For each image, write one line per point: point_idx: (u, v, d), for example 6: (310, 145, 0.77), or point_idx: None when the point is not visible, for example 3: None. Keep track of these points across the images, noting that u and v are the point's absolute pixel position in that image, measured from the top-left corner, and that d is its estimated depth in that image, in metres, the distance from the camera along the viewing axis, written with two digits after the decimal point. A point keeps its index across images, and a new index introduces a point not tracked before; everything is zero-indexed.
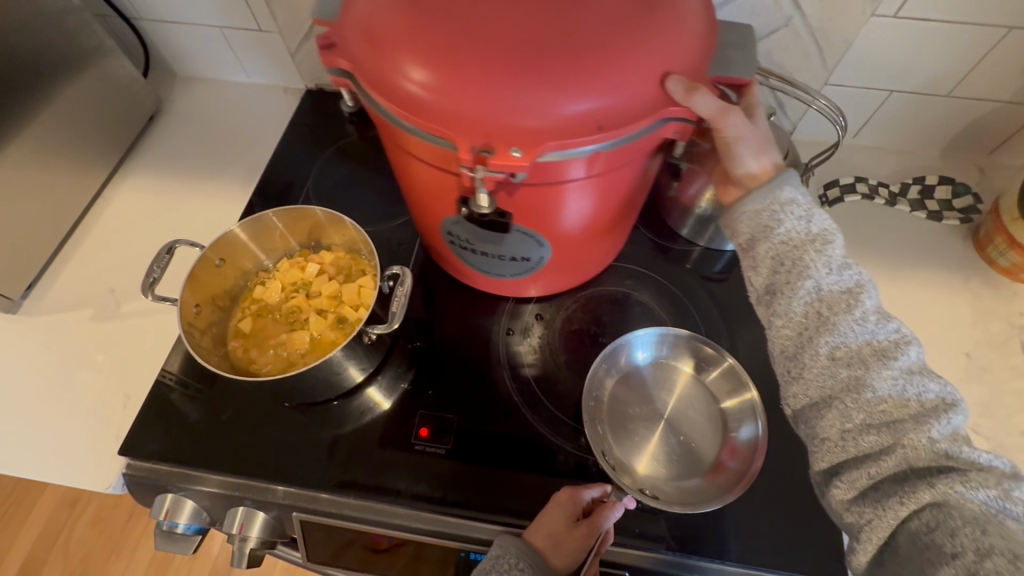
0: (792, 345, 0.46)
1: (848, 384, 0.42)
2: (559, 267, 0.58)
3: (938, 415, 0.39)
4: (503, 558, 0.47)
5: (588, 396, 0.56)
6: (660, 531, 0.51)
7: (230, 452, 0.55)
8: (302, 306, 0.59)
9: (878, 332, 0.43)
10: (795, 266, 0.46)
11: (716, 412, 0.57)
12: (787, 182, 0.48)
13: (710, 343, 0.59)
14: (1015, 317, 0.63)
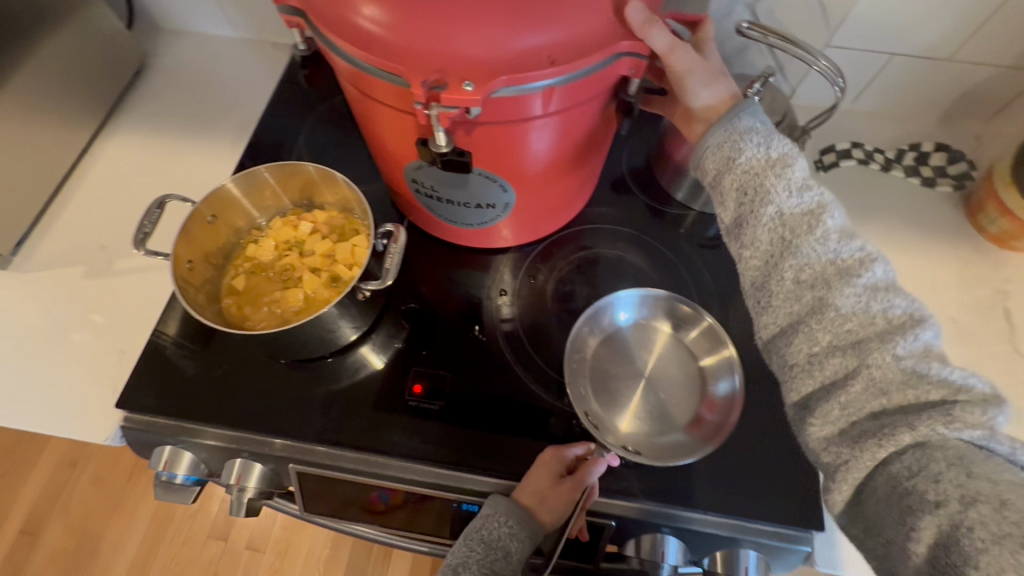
0: (760, 275, 0.46)
1: (813, 308, 0.43)
2: (524, 217, 0.58)
3: (905, 331, 0.40)
4: (493, 517, 0.50)
5: (569, 349, 0.57)
6: (647, 484, 0.53)
7: (226, 407, 0.56)
8: (296, 265, 0.59)
9: (841, 251, 0.43)
10: (759, 194, 0.46)
11: (693, 372, 0.58)
12: (746, 112, 0.49)
13: (687, 302, 0.60)
14: (1000, 284, 0.64)
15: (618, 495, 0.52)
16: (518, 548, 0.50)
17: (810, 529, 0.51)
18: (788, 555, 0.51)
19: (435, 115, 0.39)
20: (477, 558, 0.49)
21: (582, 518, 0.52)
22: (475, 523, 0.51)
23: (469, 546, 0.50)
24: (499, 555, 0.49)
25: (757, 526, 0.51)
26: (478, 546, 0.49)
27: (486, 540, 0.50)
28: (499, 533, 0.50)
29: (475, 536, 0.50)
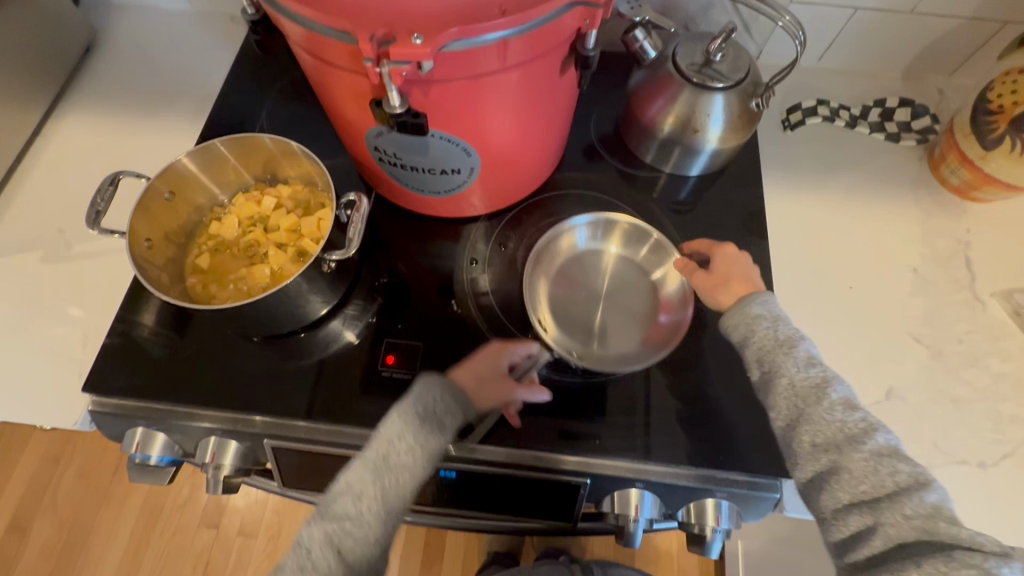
0: (783, 431, 0.48)
1: (830, 469, 0.44)
2: (492, 182, 0.58)
3: (914, 494, 0.41)
4: (430, 397, 0.49)
5: (529, 270, 0.61)
6: (620, 443, 0.53)
7: (197, 386, 0.55)
8: (261, 241, 0.58)
9: (848, 418, 0.45)
10: (772, 368, 0.49)
11: (651, 285, 0.62)
12: (756, 300, 0.53)
13: (628, 222, 0.63)
14: (961, 234, 0.65)
15: (591, 453, 0.52)
16: (449, 420, 0.50)
17: (778, 477, 0.52)
18: (758, 503, 0.52)
19: (386, 72, 0.37)
20: (407, 434, 0.48)
21: (556, 478, 0.52)
22: (399, 404, 0.50)
23: (398, 425, 0.49)
24: (430, 429, 0.49)
25: (726, 475, 0.53)
26: (407, 424, 0.48)
27: (421, 416, 0.49)
28: (428, 410, 0.49)
29: (407, 412, 0.49)
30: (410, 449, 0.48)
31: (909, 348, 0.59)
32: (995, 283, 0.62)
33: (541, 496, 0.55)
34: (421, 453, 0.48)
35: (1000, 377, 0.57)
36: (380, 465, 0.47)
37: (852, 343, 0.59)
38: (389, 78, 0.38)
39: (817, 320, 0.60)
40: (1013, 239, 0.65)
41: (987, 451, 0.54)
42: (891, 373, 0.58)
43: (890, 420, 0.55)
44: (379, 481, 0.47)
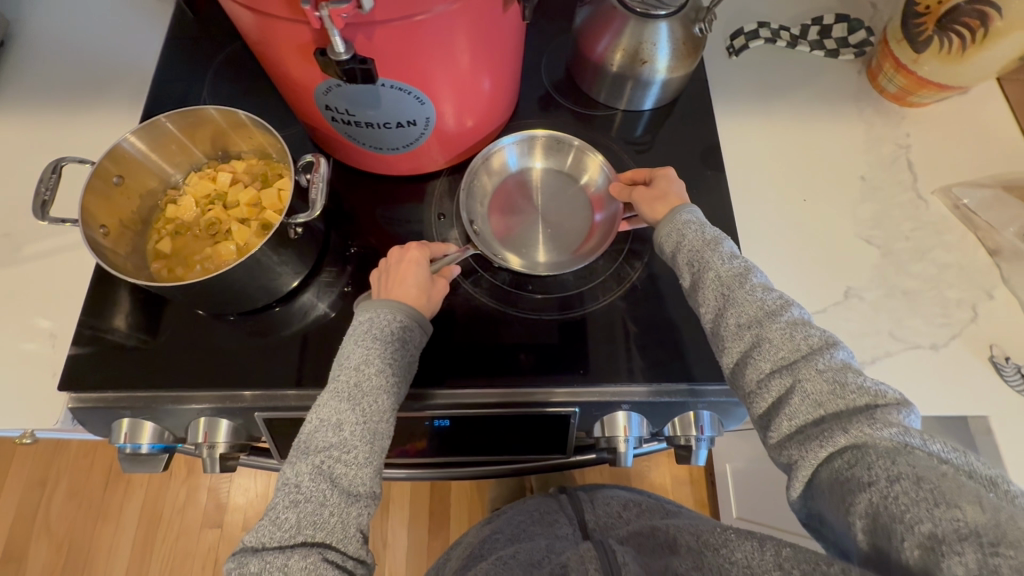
0: (712, 321, 0.49)
1: (753, 344, 0.46)
2: (449, 132, 0.58)
3: (826, 354, 0.44)
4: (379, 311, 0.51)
5: (465, 192, 0.61)
6: (603, 370, 0.55)
7: (178, 370, 0.55)
8: (222, 218, 0.57)
9: (767, 298, 0.48)
10: (701, 264, 0.51)
11: (580, 190, 0.63)
12: (686, 208, 0.55)
13: (547, 134, 0.63)
14: (902, 138, 0.68)
15: (577, 383, 0.54)
16: (408, 337, 0.51)
17: None
18: (736, 408, 0.56)
19: (326, 15, 0.37)
20: (370, 357, 0.49)
21: (545, 411, 0.54)
22: (356, 337, 0.50)
23: (359, 352, 0.49)
24: (390, 348, 0.50)
25: (706, 388, 0.55)
26: (366, 348, 0.49)
27: (379, 336, 0.50)
28: (383, 331, 0.50)
29: (366, 335, 0.50)
30: (378, 372, 0.48)
31: (862, 250, 0.62)
32: (935, 181, 0.66)
33: (533, 432, 0.57)
34: (391, 373, 0.49)
35: (945, 267, 0.62)
36: (352, 393, 0.47)
37: (811, 252, 0.62)
38: (331, 22, 0.37)
39: (777, 234, 0.63)
40: (949, 139, 0.68)
41: (938, 333, 0.58)
42: (848, 274, 0.61)
43: (850, 318, 0.59)
44: (356, 406, 0.47)
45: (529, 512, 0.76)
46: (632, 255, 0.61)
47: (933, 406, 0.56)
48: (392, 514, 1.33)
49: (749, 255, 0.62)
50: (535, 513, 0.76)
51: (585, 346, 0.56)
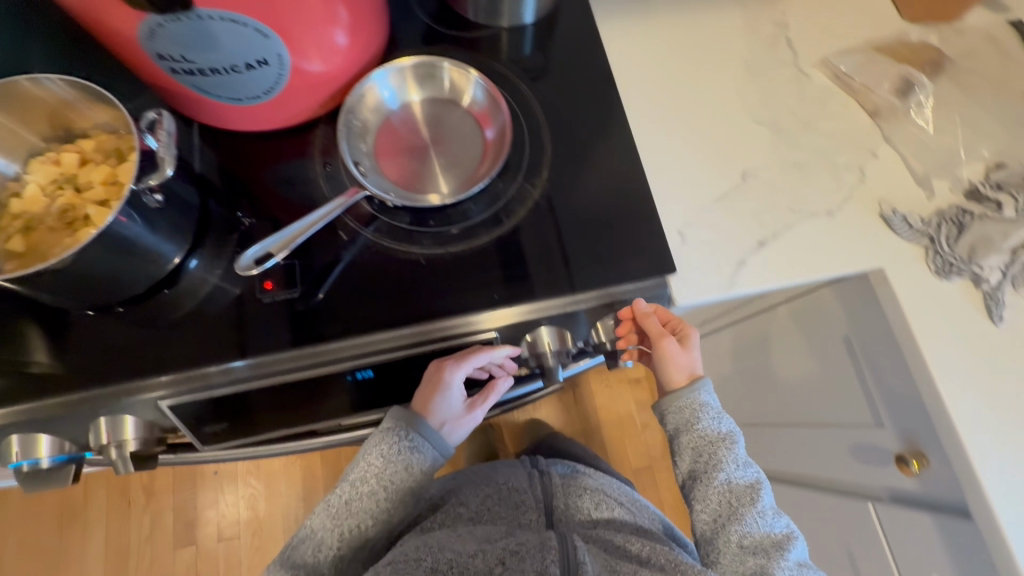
0: (710, 526, 0.61)
1: (758, 569, 0.58)
2: (314, 70, 0.53)
3: (795, 560, 0.59)
4: (393, 427, 0.60)
5: (345, 136, 0.57)
6: (517, 288, 0.54)
7: (63, 374, 0.50)
8: (77, 203, 0.51)
9: (774, 524, 0.60)
10: (714, 466, 0.61)
11: (464, 111, 0.60)
12: (704, 390, 0.61)
13: (415, 61, 0.59)
14: (779, 18, 0.69)
15: (491, 306, 0.54)
16: (422, 445, 0.60)
17: (663, 272, 0.56)
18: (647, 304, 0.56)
19: None
20: (391, 492, 0.61)
21: (464, 337, 0.54)
22: (373, 441, 0.62)
23: (377, 484, 0.60)
24: (399, 467, 0.60)
25: (619, 287, 0.55)
26: (380, 467, 0.60)
27: (385, 455, 0.60)
28: (398, 443, 0.60)
29: (374, 451, 0.60)
30: (392, 501, 0.62)
31: (754, 132, 0.63)
32: (813, 55, 0.67)
33: (458, 365, 0.57)
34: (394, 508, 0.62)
35: (832, 135, 0.63)
36: (351, 496, 0.61)
37: (704, 142, 0.63)
38: None
39: (671, 130, 0.63)
40: (822, 12, 0.69)
41: (831, 199, 0.60)
42: (742, 157, 0.62)
43: (748, 199, 0.60)
44: (347, 518, 0.61)
45: (501, 484, 0.78)
46: (531, 172, 0.59)
47: (834, 268, 0.58)
48: None
49: (647, 155, 0.61)
50: (507, 485, 0.77)
51: (494, 270, 0.55)
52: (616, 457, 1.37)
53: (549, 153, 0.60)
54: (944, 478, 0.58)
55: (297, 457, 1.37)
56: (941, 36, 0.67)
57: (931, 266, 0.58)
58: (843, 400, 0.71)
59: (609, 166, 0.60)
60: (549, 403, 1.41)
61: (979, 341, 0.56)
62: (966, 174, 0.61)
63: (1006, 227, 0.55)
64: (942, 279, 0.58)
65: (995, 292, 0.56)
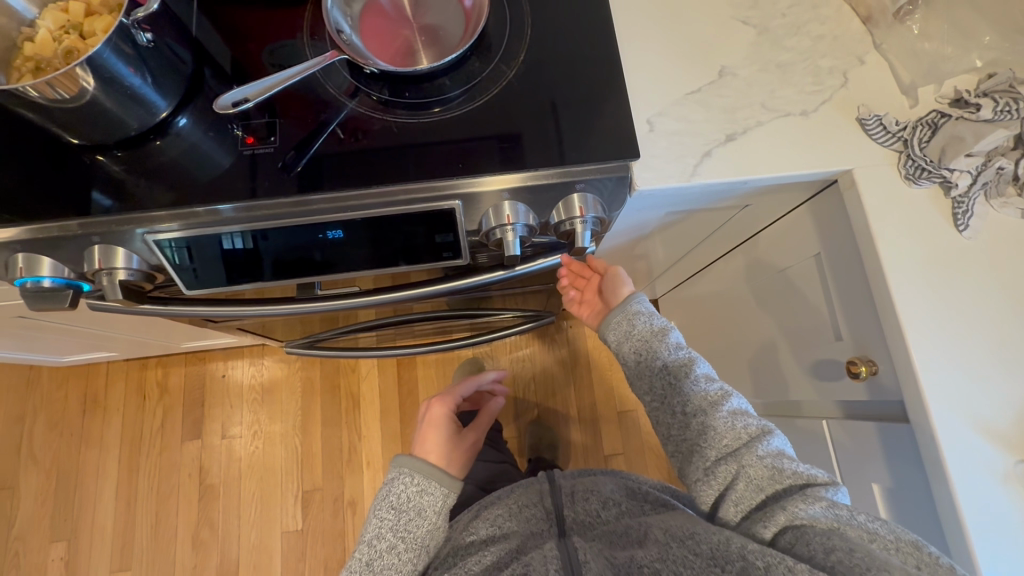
0: (656, 401, 0.64)
1: (704, 433, 0.59)
2: None
3: (739, 416, 0.59)
4: (400, 474, 0.66)
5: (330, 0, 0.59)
6: (483, 159, 0.57)
7: (59, 200, 0.56)
8: (79, 46, 0.55)
9: (710, 387, 0.61)
10: (650, 354, 0.64)
11: None
12: (637, 301, 0.66)
13: None
14: None
15: (457, 175, 0.56)
16: (428, 487, 0.65)
17: (626, 155, 0.57)
18: (606, 186, 0.58)
19: None
20: (410, 542, 0.63)
21: (429, 202, 0.56)
22: (383, 500, 0.66)
23: (395, 537, 0.63)
24: (414, 514, 0.64)
25: (581, 166, 0.57)
26: (393, 518, 0.64)
27: (396, 506, 0.64)
28: (407, 487, 0.66)
29: (386, 506, 0.65)
30: (414, 553, 0.63)
31: (737, 31, 0.63)
32: None
33: (421, 234, 0.59)
34: (404, 547, 0.63)
35: (819, 39, 0.63)
36: (367, 564, 0.62)
37: (685, 39, 0.63)
38: None
39: (654, 25, 0.64)
40: None
41: (808, 100, 0.60)
42: (721, 55, 0.62)
43: (723, 95, 0.60)
44: None
45: (509, 496, 0.72)
46: (507, 56, 0.62)
47: (802, 166, 0.58)
48: (365, 410, 1.41)
49: (625, 47, 0.63)
50: (515, 498, 0.71)
51: (461, 143, 0.58)
52: (603, 397, 1.40)
53: (528, 39, 0.62)
54: (893, 383, 0.59)
55: (298, 369, 1.44)
56: None
57: (902, 171, 0.58)
58: (808, 319, 0.72)
59: (586, 55, 0.61)
60: (542, 340, 1.44)
61: (941, 247, 0.56)
62: (954, 83, 0.59)
63: (981, 129, 0.55)
64: (911, 184, 0.58)
65: (964, 198, 0.56)
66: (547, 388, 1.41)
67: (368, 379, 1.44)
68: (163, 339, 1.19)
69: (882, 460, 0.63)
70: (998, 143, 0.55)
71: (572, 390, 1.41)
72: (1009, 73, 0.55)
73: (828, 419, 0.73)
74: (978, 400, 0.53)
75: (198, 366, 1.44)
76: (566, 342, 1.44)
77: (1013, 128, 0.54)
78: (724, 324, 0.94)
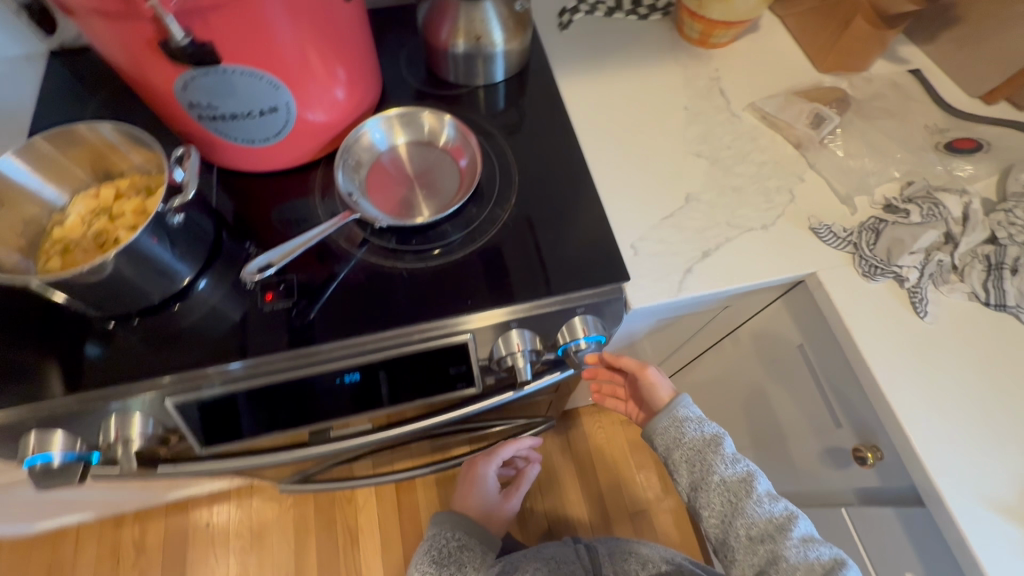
0: (719, 523, 0.63)
1: (771, 559, 0.58)
2: (310, 117, 0.63)
3: (811, 542, 0.58)
4: (437, 527, 0.80)
5: (342, 172, 0.67)
6: (490, 293, 0.62)
7: (83, 374, 0.57)
8: (111, 228, 0.60)
9: (773, 509, 0.61)
10: (705, 465, 0.64)
11: (441, 151, 0.71)
12: (682, 404, 0.67)
13: (401, 112, 0.70)
14: (713, 74, 0.81)
15: (466, 311, 0.61)
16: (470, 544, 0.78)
17: (617, 277, 0.63)
18: (608, 307, 0.64)
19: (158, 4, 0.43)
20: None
21: (443, 340, 0.60)
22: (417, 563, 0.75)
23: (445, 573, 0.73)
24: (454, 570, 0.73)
25: (580, 292, 0.62)
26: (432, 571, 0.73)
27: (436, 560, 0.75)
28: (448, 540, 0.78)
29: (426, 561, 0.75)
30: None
31: (694, 163, 0.73)
32: (743, 101, 0.79)
33: (436, 369, 0.62)
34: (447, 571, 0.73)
35: (762, 164, 0.73)
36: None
37: (650, 174, 0.73)
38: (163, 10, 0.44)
39: (623, 164, 0.73)
40: (749, 66, 0.82)
41: (765, 217, 0.69)
42: (683, 184, 0.72)
43: (692, 218, 0.69)
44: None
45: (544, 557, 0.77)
46: (500, 199, 0.69)
47: (772, 273, 0.65)
48: (365, 545, 1.32)
49: (602, 185, 0.72)
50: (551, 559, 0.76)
51: (469, 280, 0.63)
52: (611, 498, 1.36)
53: (517, 184, 0.71)
54: (901, 469, 0.61)
55: (290, 507, 1.36)
56: (850, 82, 0.79)
57: (859, 270, 0.65)
58: (807, 405, 0.75)
59: (569, 194, 0.70)
60: (543, 446, 1.41)
61: (911, 332, 0.63)
62: (881, 192, 0.70)
63: (915, 231, 0.64)
64: (869, 281, 0.65)
65: (916, 289, 0.64)
66: (555, 497, 1.37)
67: (367, 508, 1.37)
68: (147, 491, 1.12)
69: (907, 544, 0.64)
70: (932, 241, 0.64)
71: (580, 496, 1.36)
72: (923, 183, 0.68)
73: (847, 506, 0.74)
74: (980, 476, 0.56)
75: (180, 516, 1.34)
76: (568, 445, 1.42)
77: (941, 227, 0.65)
78: (725, 414, 0.97)
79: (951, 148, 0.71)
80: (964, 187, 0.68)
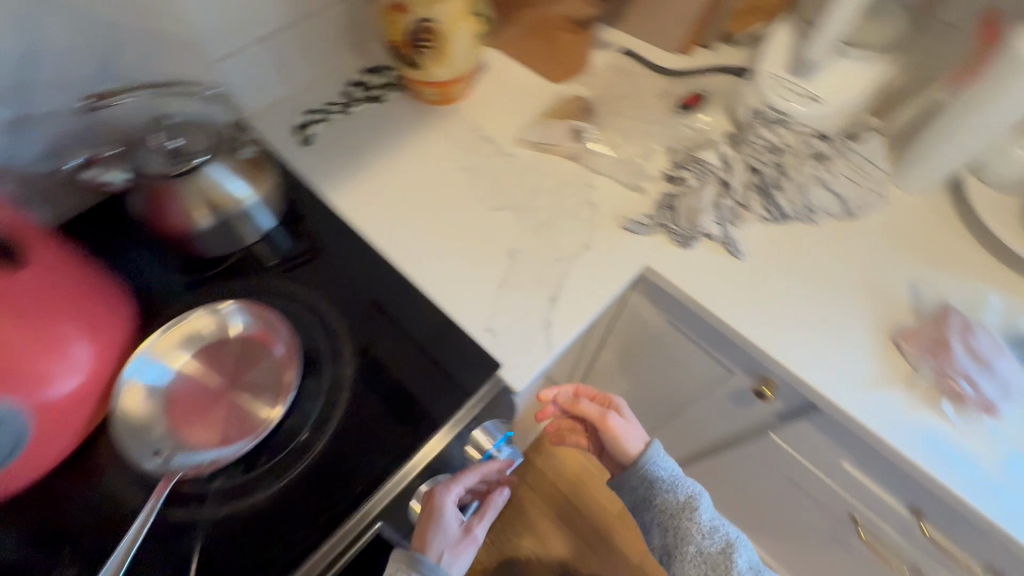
0: (666, 551, 0.72)
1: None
2: (49, 406, 0.48)
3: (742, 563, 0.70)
4: None
5: (134, 435, 0.54)
6: (379, 465, 0.54)
7: None
8: None
9: (717, 541, 0.71)
10: (667, 509, 0.71)
11: (240, 338, 0.60)
12: (654, 453, 0.71)
13: (169, 328, 0.59)
14: (470, 125, 0.82)
15: (363, 500, 0.52)
16: None
17: (489, 368, 0.60)
18: (498, 400, 0.61)
19: None
20: None
21: (354, 542, 0.52)
22: None
23: None
24: None
25: (462, 408, 0.58)
26: None
27: None
28: None
29: None
30: None
31: (498, 218, 0.73)
32: (509, 139, 0.81)
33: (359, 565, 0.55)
34: None
35: (555, 190, 0.76)
36: None
37: (466, 249, 0.70)
38: None
39: (436, 253, 0.70)
40: (496, 105, 0.84)
41: (583, 237, 0.71)
42: (500, 244, 0.71)
43: (524, 272, 0.68)
44: None
45: None
46: (335, 353, 0.60)
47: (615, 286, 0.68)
48: None
49: (428, 284, 0.67)
50: None
51: (348, 461, 0.54)
52: (592, 516, 1.35)
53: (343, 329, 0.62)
54: (792, 389, 0.68)
55: None
56: (582, 84, 0.86)
57: (676, 243, 0.71)
58: (699, 367, 0.80)
59: (401, 311, 0.65)
60: (508, 509, 1.35)
61: (741, 274, 0.69)
62: (655, 168, 0.77)
63: (694, 194, 0.72)
64: (687, 248, 0.70)
65: (724, 237, 0.71)
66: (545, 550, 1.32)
67: None
68: None
69: (829, 441, 0.71)
70: (714, 193, 0.72)
71: (566, 532, 1.33)
72: (682, 150, 0.78)
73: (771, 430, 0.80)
74: (849, 367, 0.63)
75: None
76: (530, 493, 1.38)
77: (713, 180, 0.73)
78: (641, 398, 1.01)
79: (684, 107, 0.82)
80: (712, 139, 0.79)
